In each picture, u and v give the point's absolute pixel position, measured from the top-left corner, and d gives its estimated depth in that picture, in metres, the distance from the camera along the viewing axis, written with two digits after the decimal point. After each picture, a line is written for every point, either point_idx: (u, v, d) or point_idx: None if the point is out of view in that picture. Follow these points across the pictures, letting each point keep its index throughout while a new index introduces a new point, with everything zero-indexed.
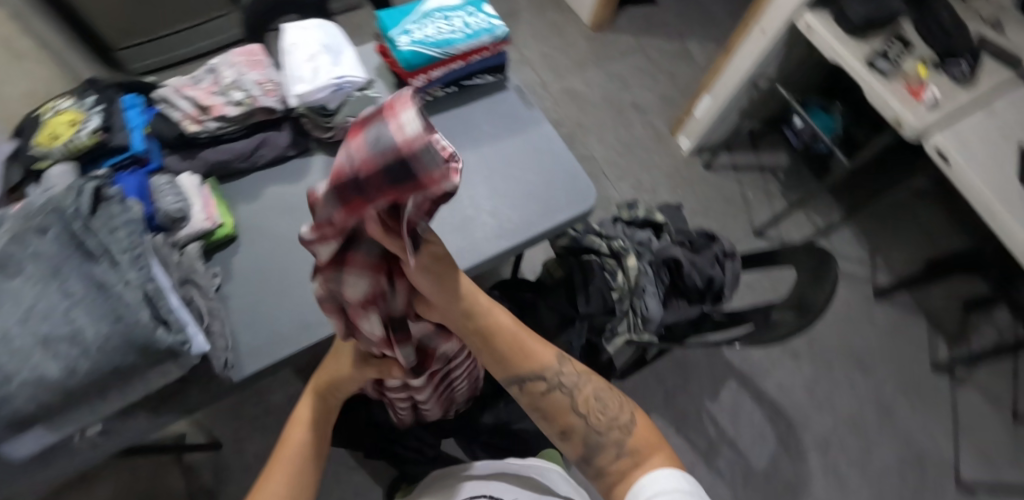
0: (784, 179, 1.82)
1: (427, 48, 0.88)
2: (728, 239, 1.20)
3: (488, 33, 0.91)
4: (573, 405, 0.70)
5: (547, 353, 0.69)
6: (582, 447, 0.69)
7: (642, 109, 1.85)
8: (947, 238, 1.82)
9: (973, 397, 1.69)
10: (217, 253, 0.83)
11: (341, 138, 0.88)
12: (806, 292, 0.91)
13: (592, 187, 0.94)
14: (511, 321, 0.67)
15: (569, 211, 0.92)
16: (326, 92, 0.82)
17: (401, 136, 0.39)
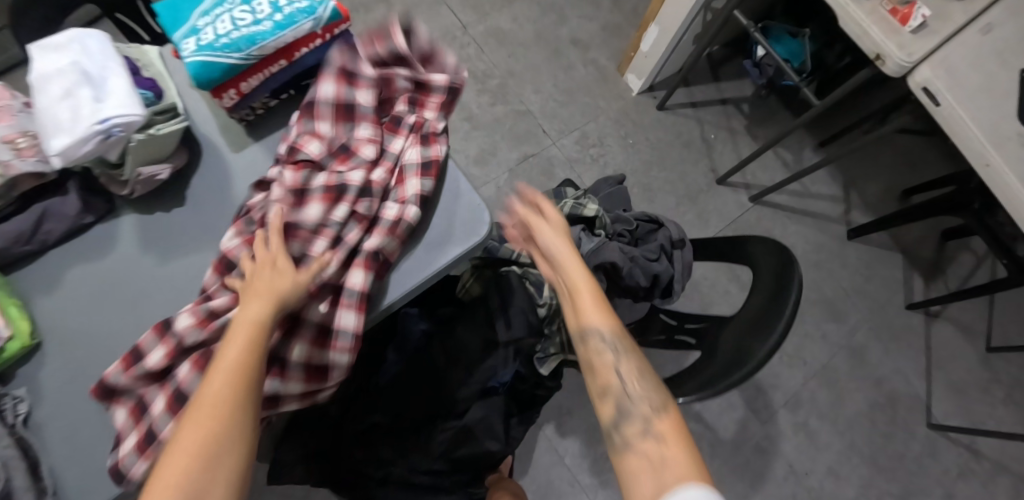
0: (747, 113, 1.61)
1: (221, 54, 0.60)
2: (675, 224, 1.02)
3: (308, 15, 0.63)
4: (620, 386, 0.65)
5: (604, 315, 0.69)
6: (612, 411, 0.64)
7: (583, 44, 1.58)
8: (925, 161, 1.65)
9: (948, 331, 1.61)
10: (20, 369, 0.64)
11: (141, 193, 0.67)
12: (761, 313, 0.75)
13: (484, 208, 0.72)
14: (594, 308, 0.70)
15: (454, 245, 0.70)
16: (92, 142, 0.59)
17: (443, 100, 0.74)
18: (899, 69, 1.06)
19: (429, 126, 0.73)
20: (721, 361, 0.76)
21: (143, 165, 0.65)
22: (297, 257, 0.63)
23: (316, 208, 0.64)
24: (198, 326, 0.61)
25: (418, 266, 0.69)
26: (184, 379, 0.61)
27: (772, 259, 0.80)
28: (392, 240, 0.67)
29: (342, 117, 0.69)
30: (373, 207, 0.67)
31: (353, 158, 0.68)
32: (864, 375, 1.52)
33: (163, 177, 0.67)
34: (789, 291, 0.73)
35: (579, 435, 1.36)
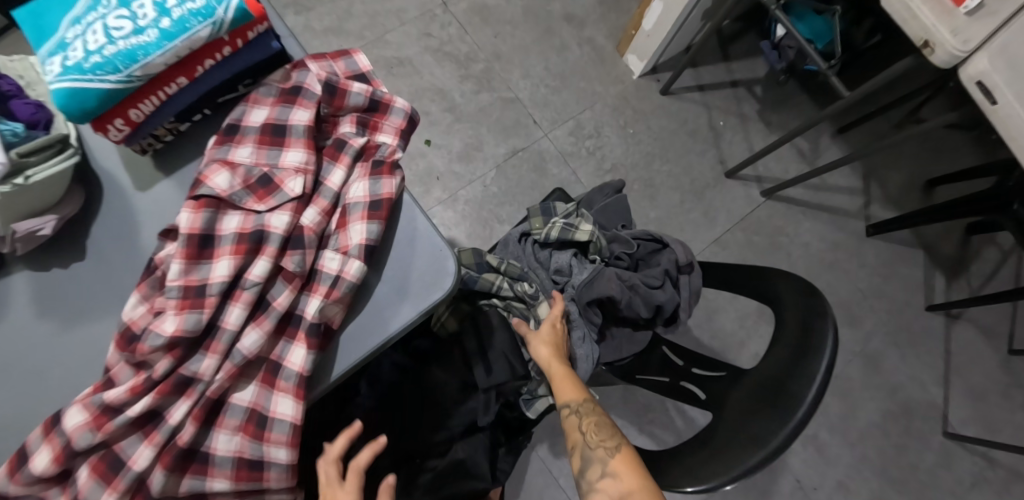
0: (760, 97, 1.45)
1: (91, 77, 0.47)
2: (678, 242, 0.87)
3: (205, 17, 0.49)
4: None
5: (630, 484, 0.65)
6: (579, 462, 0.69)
7: (577, 21, 1.41)
8: (952, 148, 1.51)
9: (968, 333, 1.50)
10: None
11: (21, 252, 0.53)
12: (784, 380, 0.62)
13: (448, 254, 0.59)
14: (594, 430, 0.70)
15: (410, 303, 0.58)
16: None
17: (398, 124, 0.62)
18: (950, 59, 0.90)
19: (380, 151, 0.60)
20: (727, 433, 0.64)
21: (19, 220, 0.52)
22: (207, 328, 0.51)
23: (226, 265, 0.51)
24: (90, 426, 0.49)
25: (368, 328, 0.57)
26: (82, 489, 0.49)
27: (798, 308, 0.67)
28: (331, 303, 0.53)
29: (267, 141, 0.56)
30: (306, 260, 0.54)
31: (275, 194, 0.54)
32: (879, 383, 1.42)
33: (48, 232, 0.54)
34: (817, 358, 0.61)
35: None
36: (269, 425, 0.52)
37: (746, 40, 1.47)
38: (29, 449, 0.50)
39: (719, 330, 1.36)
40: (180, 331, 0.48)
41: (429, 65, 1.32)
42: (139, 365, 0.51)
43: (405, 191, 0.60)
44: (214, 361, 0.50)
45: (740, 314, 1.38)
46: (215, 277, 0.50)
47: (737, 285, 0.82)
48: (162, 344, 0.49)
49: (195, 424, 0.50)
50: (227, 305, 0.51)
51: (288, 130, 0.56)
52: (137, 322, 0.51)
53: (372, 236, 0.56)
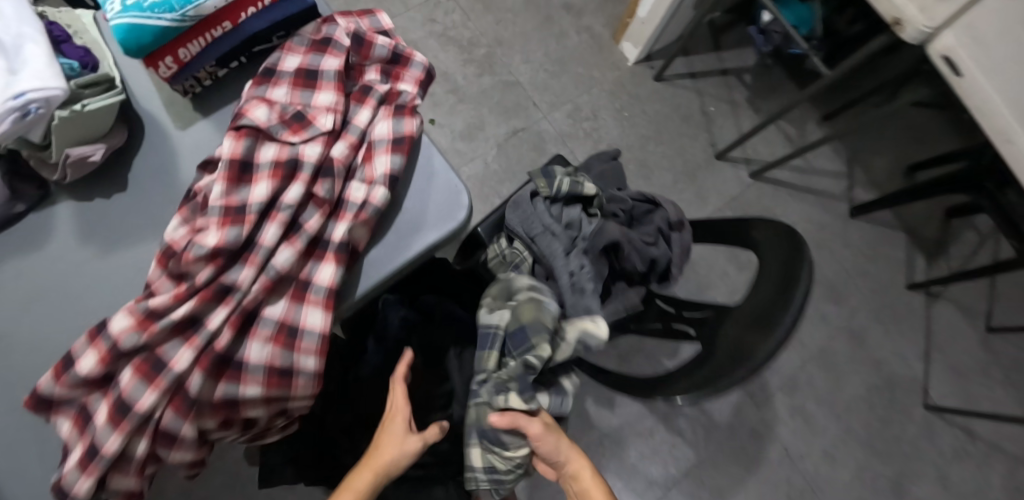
0: (750, 84, 1.52)
1: (150, 15, 0.53)
2: (672, 203, 0.94)
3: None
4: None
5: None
6: None
7: (576, 9, 1.49)
8: (932, 133, 1.58)
9: (949, 312, 1.56)
10: None
11: (72, 178, 0.59)
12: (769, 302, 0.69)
13: (464, 192, 0.66)
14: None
15: (428, 233, 0.63)
16: (6, 122, 0.51)
17: (419, 76, 0.68)
18: (919, 36, 0.98)
19: (402, 97, 0.66)
20: (718, 361, 0.70)
21: (72, 146, 0.57)
22: (248, 244, 0.56)
23: (265, 187, 0.56)
24: (136, 328, 0.54)
25: (389, 253, 0.62)
26: (125, 388, 0.54)
27: (781, 247, 0.73)
28: (358, 226, 0.59)
29: (300, 83, 0.62)
30: (335, 188, 0.59)
31: (308, 128, 0.60)
32: (864, 358, 1.48)
33: (97, 159, 0.59)
34: (797, 284, 0.66)
35: (570, 421, 1.33)
36: (299, 335, 0.57)
37: (736, 30, 1.54)
38: (75, 354, 0.55)
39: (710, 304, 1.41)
40: (223, 242, 0.54)
41: (433, 49, 1.39)
42: (180, 278, 0.56)
43: (423, 132, 0.66)
44: (251, 273, 0.55)
45: (730, 290, 1.44)
46: (255, 198, 0.56)
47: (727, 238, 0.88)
48: (207, 254, 0.54)
49: (232, 330, 0.55)
50: (263, 224, 0.57)
51: (320, 74, 0.62)
52: (181, 237, 0.57)
53: (395, 168, 0.62)
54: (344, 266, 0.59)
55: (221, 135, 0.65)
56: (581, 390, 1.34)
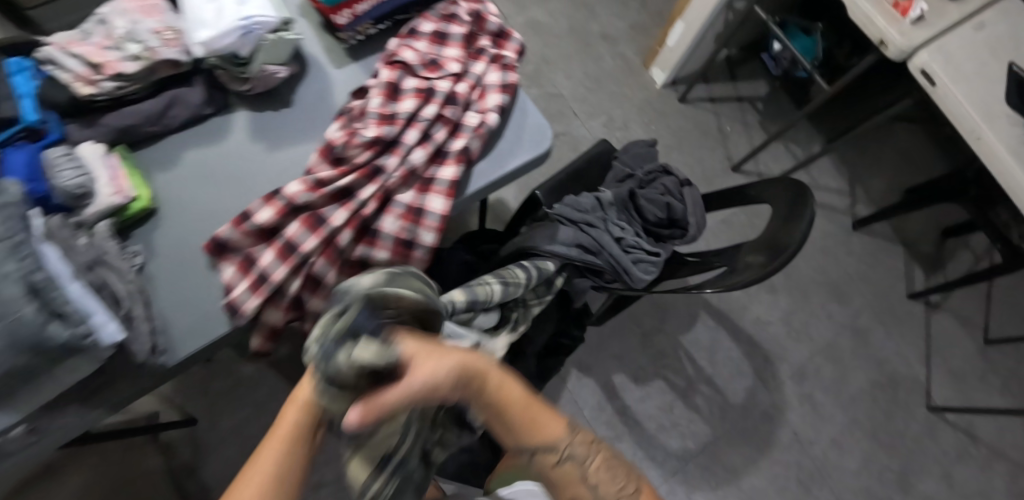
0: (762, 109, 1.74)
1: None
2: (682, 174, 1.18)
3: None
4: (584, 475, 0.65)
5: (560, 428, 0.64)
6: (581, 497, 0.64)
7: (612, 39, 1.74)
8: (926, 160, 1.77)
9: (947, 321, 1.69)
10: (135, 231, 0.74)
11: (260, 89, 0.80)
12: (777, 234, 0.85)
13: (547, 129, 0.86)
14: (526, 393, 0.61)
15: (521, 155, 0.84)
16: (234, 36, 0.72)
17: (517, 47, 0.90)
18: (899, 54, 1.21)
19: (505, 59, 0.87)
20: (750, 264, 0.85)
21: (267, 64, 0.78)
22: (394, 143, 0.76)
23: (411, 103, 0.77)
24: (308, 191, 0.72)
25: (490, 168, 0.82)
26: (294, 234, 0.71)
27: (787, 187, 0.92)
28: (475, 138, 0.79)
29: (435, 41, 0.85)
30: (457, 112, 0.80)
31: (440, 70, 0.82)
32: (868, 356, 1.61)
33: (281, 77, 0.80)
34: (808, 200, 0.84)
35: (597, 390, 1.46)
36: (423, 215, 0.76)
37: (750, 64, 1.78)
38: (254, 210, 0.72)
39: (725, 295, 1.59)
40: (381, 135, 0.74)
41: None
42: (339, 162, 0.76)
43: (520, 86, 0.87)
44: (397, 161, 0.75)
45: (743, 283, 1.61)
46: (403, 110, 0.77)
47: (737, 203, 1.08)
48: (367, 141, 0.74)
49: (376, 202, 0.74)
50: (406, 129, 0.77)
51: (449, 36, 0.85)
52: (344, 134, 0.77)
53: (502, 104, 0.83)
54: (461, 167, 0.78)
55: (366, 75, 0.87)
56: (607, 363, 1.48)
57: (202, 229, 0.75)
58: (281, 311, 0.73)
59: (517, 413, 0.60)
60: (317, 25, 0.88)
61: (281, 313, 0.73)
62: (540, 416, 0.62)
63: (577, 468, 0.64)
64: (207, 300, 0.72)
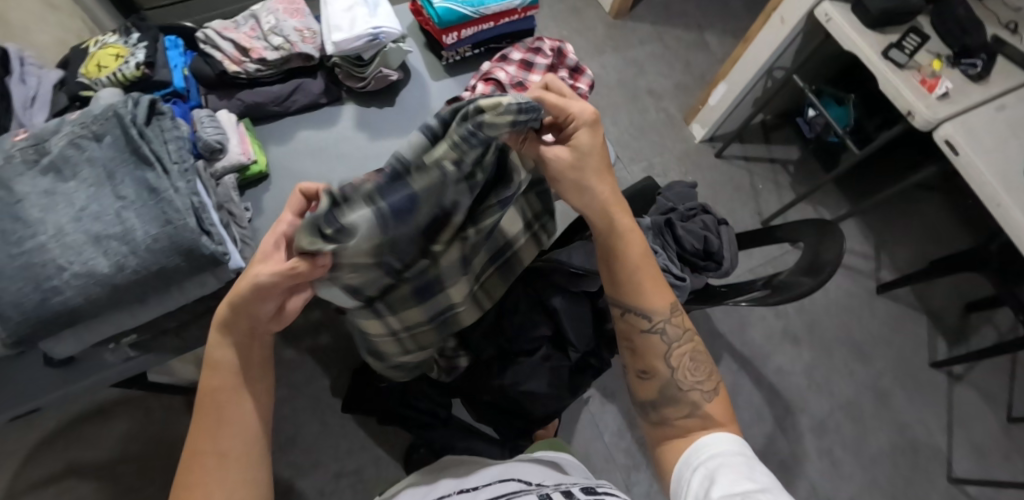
0: (793, 172, 1.85)
1: (460, 6, 0.94)
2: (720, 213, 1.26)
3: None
4: (666, 354, 0.78)
5: (661, 302, 0.77)
6: (654, 393, 0.77)
7: (657, 95, 1.89)
8: (952, 235, 1.83)
9: (970, 394, 1.69)
10: (249, 189, 0.87)
11: (372, 88, 0.94)
12: (811, 260, 0.95)
13: None
14: (642, 257, 0.76)
15: None
16: (363, 40, 0.88)
17: (591, 80, 1.03)
18: (926, 124, 1.30)
19: (579, 89, 1.00)
20: (788, 282, 0.94)
21: (383, 68, 0.93)
22: None
23: None
24: None
25: None
26: None
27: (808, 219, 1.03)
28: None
29: (522, 68, 0.99)
30: None
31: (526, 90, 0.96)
32: (889, 418, 1.62)
33: (392, 80, 0.94)
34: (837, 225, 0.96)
35: (618, 417, 1.49)
36: None
37: (784, 130, 1.91)
38: None
39: (749, 340, 1.64)
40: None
41: None
42: None
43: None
44: None
45: (767, 331, 1.67)
46: None
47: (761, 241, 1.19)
48: None
49: None
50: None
51: (535, 64, 0.99)
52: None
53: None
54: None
55: (459, 89, 1.01)
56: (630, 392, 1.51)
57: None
58: None
59: (629, 268, 0.76)
60: (421, 46, 1.04)
61: None
62: (651, 284, 0.77)
63: (663, 340, 0.77)
64: None
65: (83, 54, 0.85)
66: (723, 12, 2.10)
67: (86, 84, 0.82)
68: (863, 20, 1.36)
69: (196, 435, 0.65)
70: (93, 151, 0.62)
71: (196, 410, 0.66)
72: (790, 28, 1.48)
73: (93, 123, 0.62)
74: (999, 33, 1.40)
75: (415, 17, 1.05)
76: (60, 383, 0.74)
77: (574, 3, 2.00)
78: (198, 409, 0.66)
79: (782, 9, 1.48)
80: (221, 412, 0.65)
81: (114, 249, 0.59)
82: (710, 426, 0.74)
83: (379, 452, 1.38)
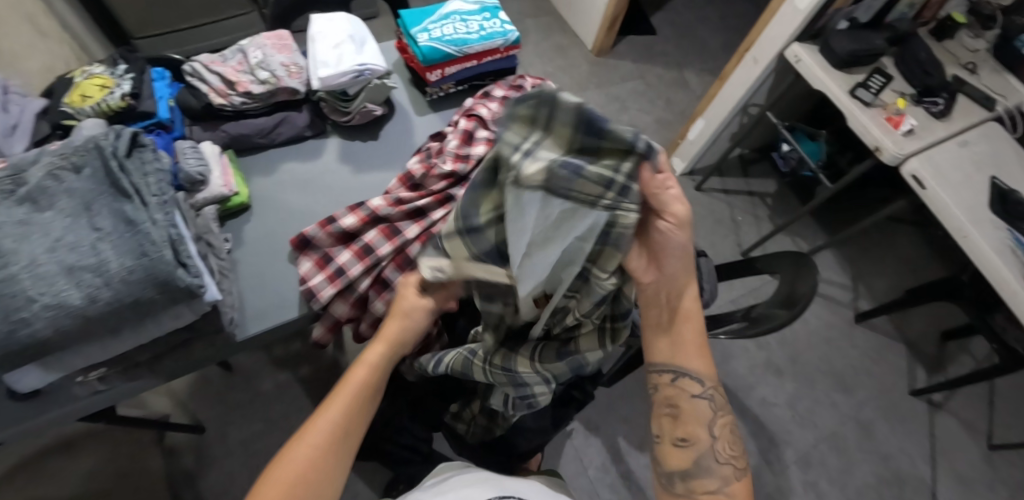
0: (772, 204, 1.89)
1: (444, 45, 0.97)
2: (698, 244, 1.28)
3: (502, 36, 1.01)
4: (708, 422, 0.76)
5: (707, 369, 0.76)
6: (689, 463, 0.74)
7: (638, 129, 1.94)
8: (926, 266, 1.88)
9: (951, 424, 1.70)
10: (230, 220, 0.87)
11: (357, 122, 0.95)
12: (787, 292, 0.97)
13: None
14: (697, 331, 0.75)
15: None
16: (348, 77, 0.90)
17: None
18: (894, 160, 1.34)
19: None
20: (766, 317, 0.94)
21: (368, 103, 0.95)
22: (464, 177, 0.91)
23: (482, 148, 0.93)
24: (389, 205, 0.86)
25: None
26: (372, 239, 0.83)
27: (781, 254, 1.04)
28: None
29: (504, 104, 1.02)
30: None
31: None
32: (872, 448, 1.61)
33: (376, 114, 0.97)
34: (810, 259, 0.97)
35: (602, 450, 1.47)
36: None
37: (761, 164, 1.96)
38: (340, 216, 0.85)
39: (731, 372, 1.64)
40: (455, 170, 0.88)
41: None
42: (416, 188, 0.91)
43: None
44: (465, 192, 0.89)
45: (750, 362, 1.68)
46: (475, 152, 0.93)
47: (739, 274, 1.20)
48: (444, 172, 0.89)
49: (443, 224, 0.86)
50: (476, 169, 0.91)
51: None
52: (422, 167, 0.92)
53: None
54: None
55: (442, 124, 1.03)
56: (614, 425, 1.50)
57: (288, 226, 0.88)
58: (346, 306, 0.83)
59: (682, 338, 0.75)
60: (407, 82, 1.07)
61: (346, 307, 0.83)
62: (700, 353, 0.75)
63: (709, 407, 0.75)
64: (285, 288, 0.84)
65: (69, 84, 0.85)
66: (700, 51, 2.18)
67: (69, 113, 0.82)
68: (831, 60, 1.42)
69: (337, 413, 0.71)
70: (73, 182, 0.62)
71: (345, 397, 0.72)
72: (763, 67, 1.54)
73: (73, 155, 0.63)
74: (960, 73, 1.47)
75: (401, 54, 1.08)
76: (23, 418, 0.71)
77: (558, 41, 2.07)
78: (349, 395, 0.72)
79: (755, 49, 1.54)
80: (363, 408, 0.73)
81: (86, 281, 0.59)
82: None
83: (359, 487, 1.35)
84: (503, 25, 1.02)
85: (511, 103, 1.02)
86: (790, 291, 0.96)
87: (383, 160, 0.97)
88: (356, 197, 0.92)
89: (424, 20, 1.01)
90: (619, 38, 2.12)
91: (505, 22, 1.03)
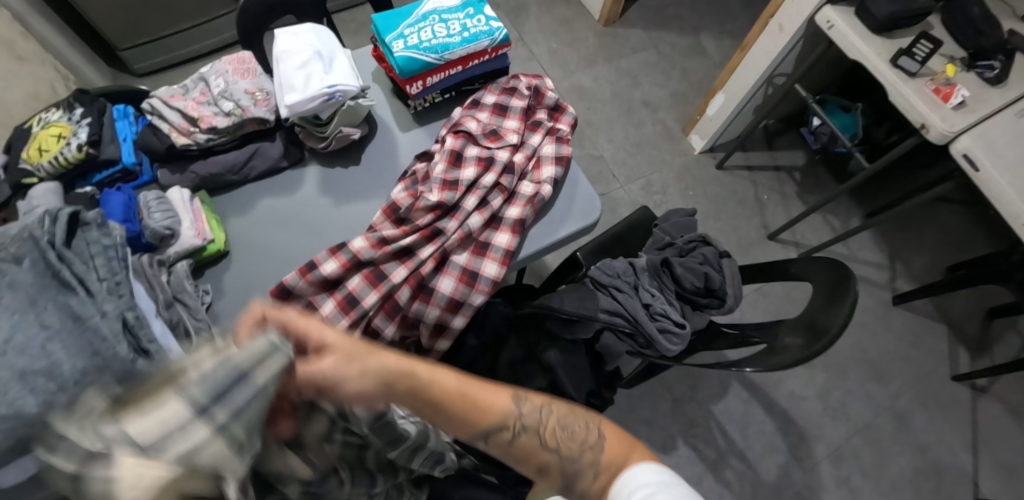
0: (800, 180, 1.77)
1: (422, 53, 0.87)
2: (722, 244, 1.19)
3: (488, 35, 0.89)
4: (542, 441, 0.63)
5: (507, 403, 0.63)
6: (562, 480, 0.62)
7: (653, 106, 1.80)
8: (969, 239, 1.75)
9: (994, 408, 1.63)
10: (208, 269, 0.82)
11: (334, 148, 0.87)
12: (817, 315, 0.87)
13: (598, 199, 0.91)
14: (455, 376, 0.60)
15: (574, 224, 0.89)
16: (318, 101, 0.81)
17: (572, 121, 0.96)
18: (942, 138, 1.20)
19: (559, 132, 0.94)
20: (789, 349, 0.85)
21: (344, 127, 0.86)
22: (453, 204, 0.83)
23: (472, 171, 0.85)
24: (371, 247, 0.79)
25: (541, 235, 0.88)
26: (355, 288, 0.79)
27: (825, 266, 0.93)
28: (533, 208, 0.86)
29: (496, 112, 0.92)
30: (514, 182, 0.87)
31: (499, 140, 0.89)
32: (909, 439, 1.55)
33: (354, 138, 0.87)
34: (849, 279, 0.85)
35: None
36: (477, 278, 0.82)
37: (789, 136, 1.82)
38: (319, 260, 0.79)
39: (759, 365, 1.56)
40: (442, 200, 0.82)
41: None
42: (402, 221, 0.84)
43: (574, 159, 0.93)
44: (455, 224, 0.82)
45: None
46: (464, 176, 0.84)
47: (770, 276, 1.11)
48: (431, 204, 0.82)
49: (433, 262, 0.80)
50: (466, 195, 0.84)
51: (510, 108, 0.93)
52: (407, 194, 0.85)
53: (555, 177, 0.88)
54: (516, 236, 0.84)
55: (430, 140, 0.95)
56: (636, 428, 1.45)
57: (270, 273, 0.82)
58: None
59: (447, 399, 0.59)
60: (389, 93, 0.97)
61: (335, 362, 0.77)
62: (479, 386, 0.62)
63: (536, 431, 0.63)
64: None
65: (26, 135, 0.79)
66: (719, 12, 1.99)
67: (27, 170, 0.76)
68: (869, 25, 1.27)
69: None
70: (13, 275, 0.56)
71: None
72: (790, 35, 1.39)
73: (10, 246, 0.58)
74: (1017, 29, 1.30)
75: (380, 63, 0.98)
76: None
77: (562, 12, 1.91)
78: None
79: (782, 15, 1.38)
80: None
81: (41, 386, 0.53)
82: (629, 457, 0.61)
83: None
84: (489, 23, 0.90)
85: (503, 109, 0.93)
86: (820, 315, 0.86)
87: (369, 188, 0.89)
88: (343, 234, 0.85)
89: (401, 23, 0.90)
90: (629, 4, 1.95)
91: (491, 18, 0.92)
